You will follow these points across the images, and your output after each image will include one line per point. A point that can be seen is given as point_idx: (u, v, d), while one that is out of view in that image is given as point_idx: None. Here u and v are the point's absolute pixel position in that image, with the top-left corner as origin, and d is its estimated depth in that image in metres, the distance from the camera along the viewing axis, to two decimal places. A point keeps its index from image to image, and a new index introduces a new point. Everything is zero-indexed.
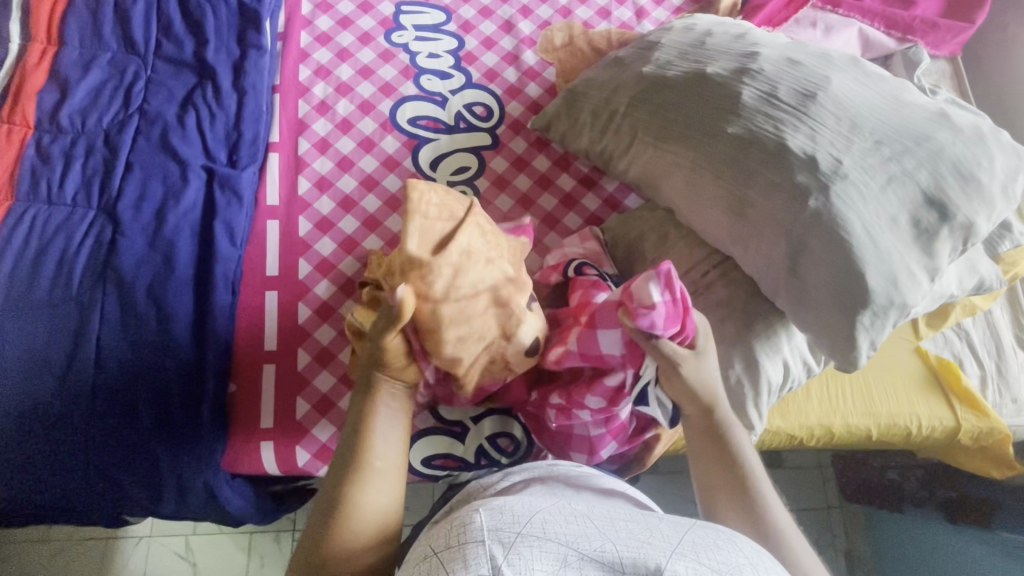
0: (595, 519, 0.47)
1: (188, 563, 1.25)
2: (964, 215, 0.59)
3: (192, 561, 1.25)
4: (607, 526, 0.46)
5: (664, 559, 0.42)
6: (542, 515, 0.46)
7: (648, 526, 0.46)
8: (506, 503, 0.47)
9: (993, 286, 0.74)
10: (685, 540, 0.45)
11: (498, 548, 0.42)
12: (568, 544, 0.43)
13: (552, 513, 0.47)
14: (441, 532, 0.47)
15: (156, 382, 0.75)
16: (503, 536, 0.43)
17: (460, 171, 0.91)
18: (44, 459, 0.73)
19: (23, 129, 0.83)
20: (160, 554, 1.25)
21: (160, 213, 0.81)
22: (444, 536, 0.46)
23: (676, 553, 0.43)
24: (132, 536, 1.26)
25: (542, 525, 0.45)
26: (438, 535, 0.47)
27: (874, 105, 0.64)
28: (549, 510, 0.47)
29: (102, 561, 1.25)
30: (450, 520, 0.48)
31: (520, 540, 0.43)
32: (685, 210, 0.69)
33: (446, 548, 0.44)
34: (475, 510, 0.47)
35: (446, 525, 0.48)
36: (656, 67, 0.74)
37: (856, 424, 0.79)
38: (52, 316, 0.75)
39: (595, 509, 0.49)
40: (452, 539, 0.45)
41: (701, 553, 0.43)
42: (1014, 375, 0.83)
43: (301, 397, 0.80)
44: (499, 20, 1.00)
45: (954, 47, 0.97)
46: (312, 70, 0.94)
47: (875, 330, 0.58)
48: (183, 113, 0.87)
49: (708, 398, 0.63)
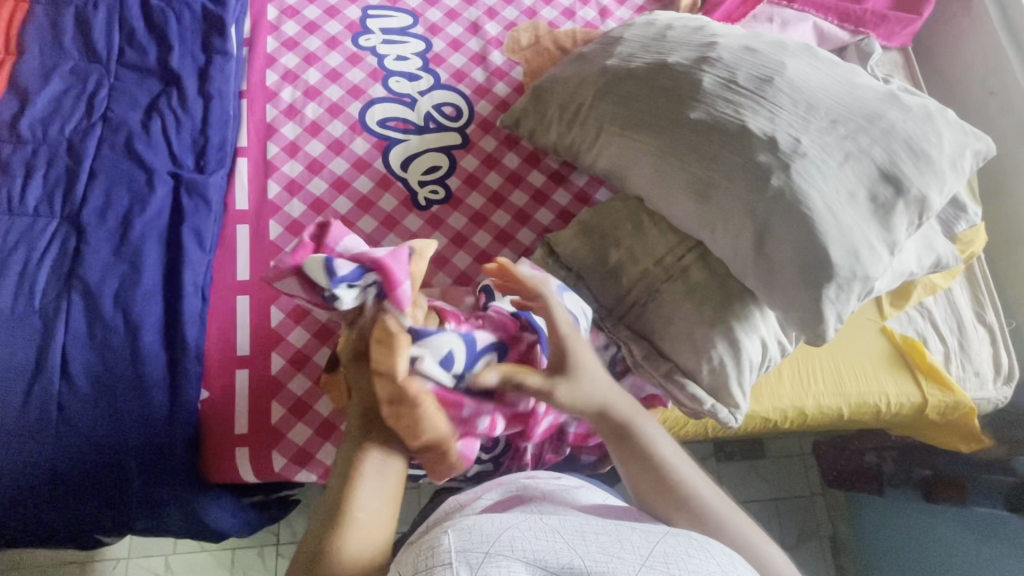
0: (566, 530, 0.47)
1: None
2: (918, 189, 0.61)
3: None
4: (577, 539, 0.46)
5: (633, 574, 0.42)
6: (511, 531, 0.46)
7: (620, 536, 0.46)
8: (476, 520, 0.46)
9: (951, 263, 0.77)
10: (657, 550, 0.45)
11: (466, 570, 0.41)
12: (537, 562, 0.43)
13: (521, 527, 0.46)
14: (409, 556, 0.46)
15: (123, 394, 0.74)
16: (472, 556, 0.42)
17: (430, 172, 0.91)
18: (10, 479, 0.72)
19: None
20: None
21: (125, 220, 0.80)
22: (412, 560, 0.45)
23: (646, 565, 0.43)
24: (108, 559, 1.23)
25: (510, 543, 0.44)
26: (406, 559, 0.46)
27: (829, 88, 0.66)
28: (518, 524, 0.47)
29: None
30: (419, 543, 0.47)
31: (487, 561, 0.42)
32: (651, 200, 0.71)
33: (414, 574, 0.43)
34: (444, 530, 0.46)
35: (414, 548, 0.47)
36: (618, 61, 0.76)
37: (827, 405, 0.81)
38: (14, 328, 0.73)
39: (566, 520, 0.49)
40: (421, 563, 0.44)
41: (671, 563, 0.43)
42: (975, 349, 0.85)
43: (277, 401, 0.79)
44: (466, 22, 1.02)
45: (904, 38, 1.00)
46: (280, 75, 0.94)
47: (840, 303, 0.60)
48: (148, 120, 0.86)
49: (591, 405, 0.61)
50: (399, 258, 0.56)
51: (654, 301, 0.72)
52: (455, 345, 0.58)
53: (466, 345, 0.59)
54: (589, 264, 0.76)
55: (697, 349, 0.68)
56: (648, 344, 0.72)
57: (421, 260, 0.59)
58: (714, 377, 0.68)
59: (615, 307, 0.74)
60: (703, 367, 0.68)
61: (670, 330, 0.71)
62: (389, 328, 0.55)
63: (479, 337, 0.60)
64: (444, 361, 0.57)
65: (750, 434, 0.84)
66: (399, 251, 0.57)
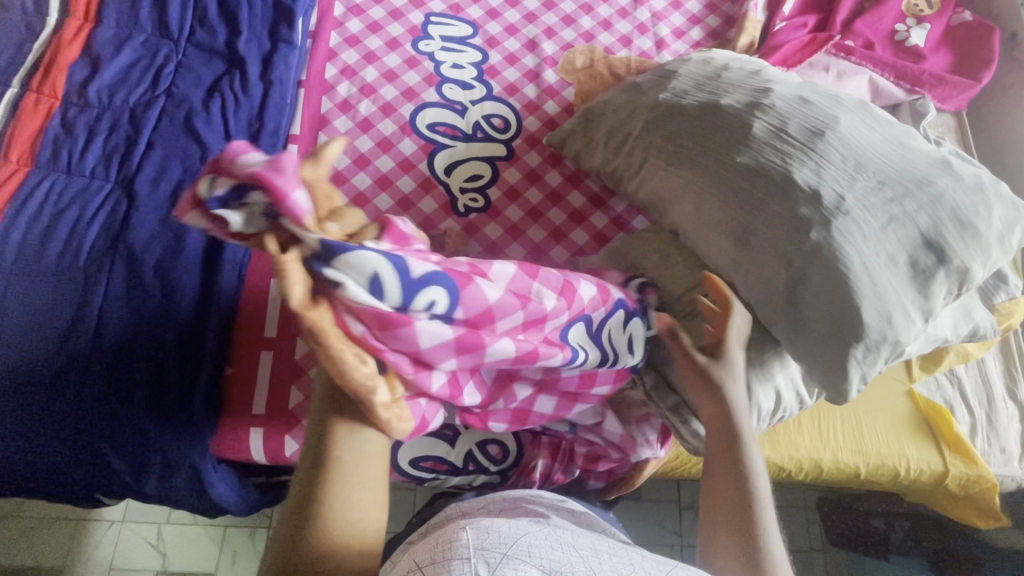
0: (580, 546, 0.47)
1: (157, 553, 1.23)
2: (961, 260, 0.60)
3: (162, 552, 1.23)
4: (592, 555, 0.46)
5: None
6: (528, 538, 0.45)
7: (632, 562, 0.47)
8: (494, 523, 0.47)
9: (988, 334, 0.75)
10: None
11: (483, 566, 0.41)
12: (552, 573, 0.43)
13: (537, 536, 0.46)
14: (425, 548, 0.46)
15: (151, 360, 0.75)
16: (489, 555, 0.42)
17: (472, 180, 0.92)
18: (32, 428, 0.73)
19: (50, 100, 0.85)
20: (130, 540, 1.23)
21: (176, 192, 0.82)
22: (428, 551, 0.45)
23: None
24: (104, 520, 1.24)
25: (528, 548, 0.44)
26: (422, 550, 0.46)
27: (879, 148, 0.66)
28: (535, 532, 0.47)
29: (70, 544, 1.22)
30: (436, 537, 0.47)
31: (504, 562, 0.42)
32: (691, 235, 0.71)
33: (430, 563, 0.43)
34: (462, 527, 0.46)
35: (430, 542, 0.47)
36: (672, 95, 0.77)
37: (844, 461, 0.79)
38: (57, 283, 0.76)
39: (581, 536, 0.49)
40: (437, 555, 0.44)
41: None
42: (1003, 425, 0.83)
43: (296, 386, 0.80)
44: (524, 39, 1.03)
45: (959, 102, 1.00)
46: (338, 69, 0.97)
47: (867, 365, 0.59)
48: (209, 98, 0.89)
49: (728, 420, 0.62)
50: (280, 167, 0.43)
51: None
52: (382, 270, 0.47)
53: (398, 272, 0.47)
54: None
55: None
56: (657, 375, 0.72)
57: (319, 166, 0.47)
58: None
59: None
60: None
61: None
62: (286, 249, 0.44)
63: (417, 265, 0.49)
64: (368, 286, 0.46)
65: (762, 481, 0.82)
66: (282, 155, 0.44)
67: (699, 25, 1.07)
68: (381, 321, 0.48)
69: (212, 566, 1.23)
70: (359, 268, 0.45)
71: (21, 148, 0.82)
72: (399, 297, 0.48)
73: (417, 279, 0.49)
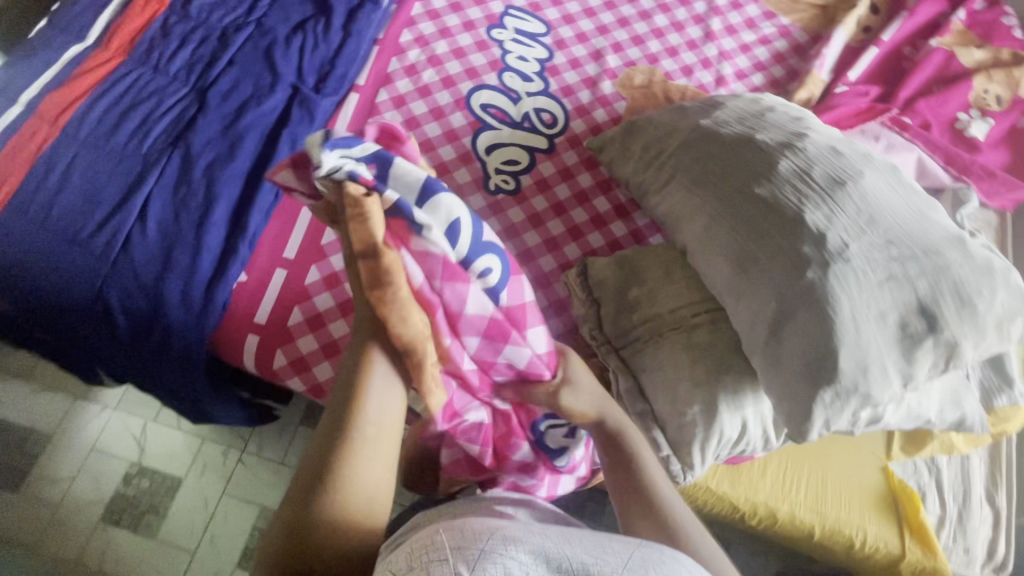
0: (554, 533, 0.47)
1: (137, 446, 1.33)
2: (951, 334, 0.60)
3: (141, 446, 1.34)
4: (566, 541, 0.46)
5: None
6: (503, 530, 0.46)
7: (608, 543, 0.46)
8: (467, 522, 0.47)
9: (975, 427, 0.74)
10: (643, 557, 0.45)
11: (461, 568, 0.42)
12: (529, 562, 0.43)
13: (512, 527, 0.47)
14: (400, 555, 0.45)
15: (179, 249, 0.82)
16: (465, 555, 0.43)
17: (509, 163, 0.97)
18: (59, 283, 0.80)
19: (157, 6, 0.95)
20: (117, 427, 1.34)
21: (241, 108, 0.89)
22: (404, 560, 0.44)
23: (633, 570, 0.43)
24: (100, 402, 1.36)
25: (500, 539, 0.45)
26: (397, 558, 0.45)
27: (897, 211, 0.67)
28: (508, 524, 0.48)
29: (67, 414, 1.35)
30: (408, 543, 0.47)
31: (483, 557, 0.42)
32: (696, 253, 0.73)
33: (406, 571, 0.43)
34: (436, 531, 0.47)
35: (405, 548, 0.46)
36: (712, 122, 0.80)
37: (800, 517, 0.79)
38: (119, 161, 0.84)
39: (556, 526, 0.49)
40: (413, 561, 0.43)
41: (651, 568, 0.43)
42: (972, 526, 0.81)
43: (298, 307, 0.85)
44: (591, 48, 1.08)
45: (1006, 201, 0.98)
46: (413, 37, 1.03)
47: (832, 411, 0.60)
48: (292, 35, 0.97)
49: (599, 417, 0.64)
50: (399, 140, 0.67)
51: (653, 343, 0.74)
52: (458, 214, 0.59)
53: (473, 225, 0.61)
54: (608, 292, 0.80)
55: (676, 401, 0.70)
56: (632, 380, 0.74)
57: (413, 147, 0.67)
58: (680, 432, 0.69)
59: (623, 339, 0.77)
60: (674, 420, 0.69)
61: (658, 374, 0.72)
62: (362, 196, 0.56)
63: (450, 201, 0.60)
64: (447, 228, 0.59)
65: (714, 516, 0.82)
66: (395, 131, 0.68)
67: (762, 72, 1.09)
68: (430, 256, 0.57)
69: (181, 473, 1.32)
70: (430, 204, 0.58)
71: (122, 41, 0.92)
72: (468, 249, 0.59)
73: (483, 240, 0.61)
